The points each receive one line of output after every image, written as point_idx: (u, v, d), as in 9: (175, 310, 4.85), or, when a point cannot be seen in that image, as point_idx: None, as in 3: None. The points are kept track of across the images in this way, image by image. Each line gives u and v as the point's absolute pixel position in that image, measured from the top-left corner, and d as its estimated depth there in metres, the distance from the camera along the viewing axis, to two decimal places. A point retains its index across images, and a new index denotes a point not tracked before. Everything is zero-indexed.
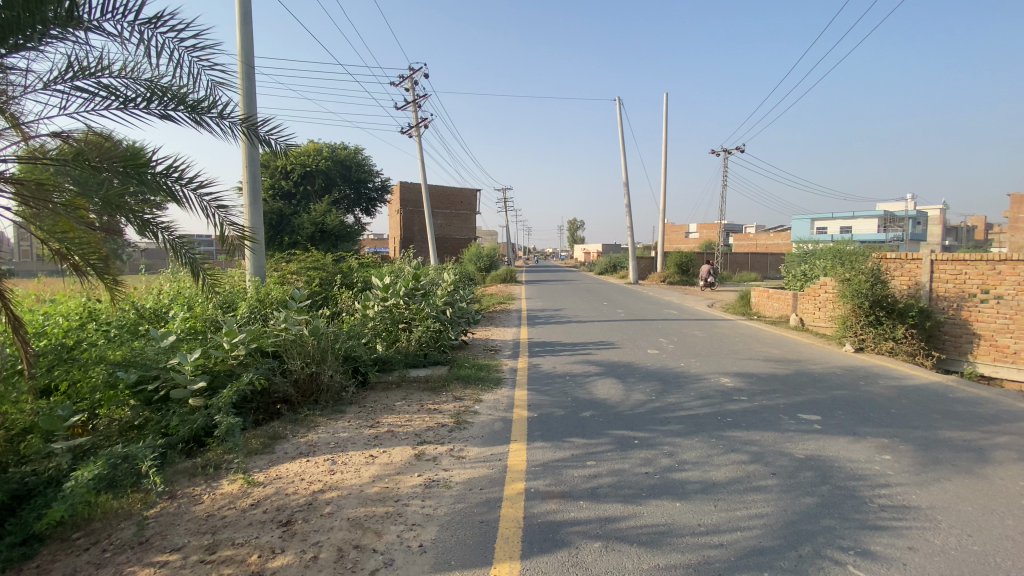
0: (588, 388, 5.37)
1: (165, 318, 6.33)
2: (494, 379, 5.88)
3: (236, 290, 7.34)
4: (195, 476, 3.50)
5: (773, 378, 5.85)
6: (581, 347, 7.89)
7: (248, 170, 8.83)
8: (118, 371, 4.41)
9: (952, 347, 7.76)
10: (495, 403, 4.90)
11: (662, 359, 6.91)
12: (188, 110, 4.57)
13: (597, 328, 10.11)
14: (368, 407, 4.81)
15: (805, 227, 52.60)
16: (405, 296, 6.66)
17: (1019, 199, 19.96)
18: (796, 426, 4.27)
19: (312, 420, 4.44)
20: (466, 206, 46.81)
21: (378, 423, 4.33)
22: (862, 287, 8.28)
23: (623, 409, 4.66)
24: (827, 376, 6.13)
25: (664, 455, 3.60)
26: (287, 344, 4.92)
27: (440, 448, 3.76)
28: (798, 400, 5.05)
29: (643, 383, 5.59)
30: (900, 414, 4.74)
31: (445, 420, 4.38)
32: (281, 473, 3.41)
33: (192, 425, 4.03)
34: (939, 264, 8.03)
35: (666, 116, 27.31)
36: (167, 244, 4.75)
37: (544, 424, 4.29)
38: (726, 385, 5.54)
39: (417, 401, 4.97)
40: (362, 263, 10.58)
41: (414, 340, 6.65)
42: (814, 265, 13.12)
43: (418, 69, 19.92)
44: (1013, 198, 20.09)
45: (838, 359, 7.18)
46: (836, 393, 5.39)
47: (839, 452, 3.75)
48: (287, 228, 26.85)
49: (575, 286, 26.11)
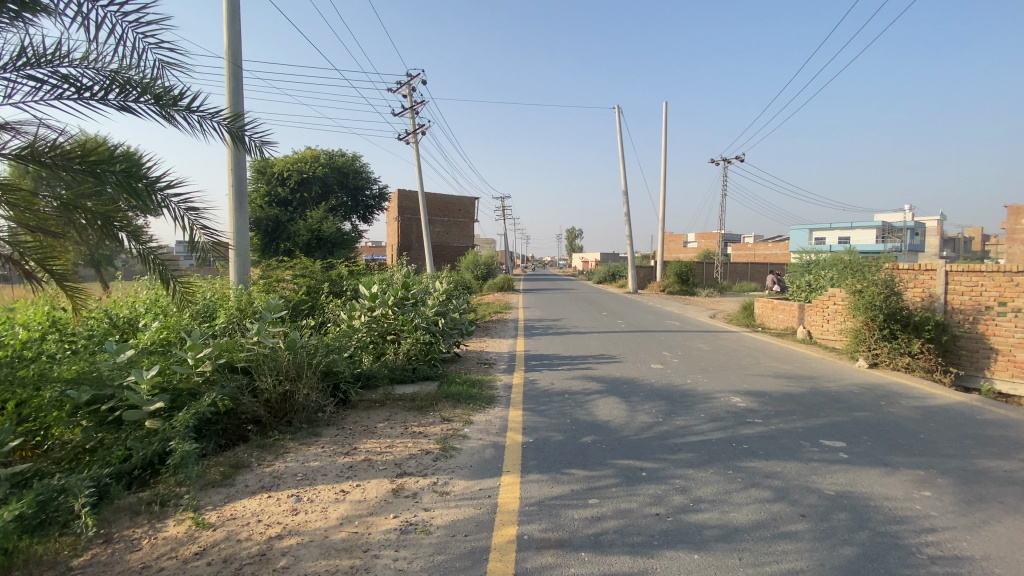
0: (588, 408, 4.93)
1: (135, 328, 5.85)
2: (486, 397, 5.43)
3: (217, 298, 6.94)
4: (137, 515, 3.08)
5: (786, 398, 5.43)
6: (580, 361, 7.46)
7: (233, 172, 8.40)
8: (69, 390, 3.92)
9: (968, 363, 7.34)
10: (486, 426, 4.45)
11: (667, 375, 6.47)
12: (152, 101, 4.18)
13: (597, 339, 9.69)
14: (346, 430, 4.37)
15: (803, 237, 52.45)
16: (394, 306, 6.27)
17: (1018, 210, 19.44)
18: (819, 455, 3.84)
19: (281, 445, 4.00)
20: (465, 214, 46.64)
21: (355, 449, 3.89)
22: (876, 298, 7.84)
23: (627, 434, 4.22)
24: (845, 394, 5.70)
25: (676, 492, 3.16)
26: (259, 359, 4.50)
27: (421, 482, 3.31)
28: (817, 423, 4.62)
29: (648, 402, 5.15)
30: (931, 441, 4.32)
31: (430, 446, 3.93)
32: (236, 513, 2.96)
33: (143, 453, 3.61)
34: (955, 275, 7.65)
35: (665, 123, 27.09)
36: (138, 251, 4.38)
37: (540, 453, 3.84)
38: (738, 405, 5.10)
39: (401, 423, 4.52)
40: (352, 271, 10.17)
41: (402, 353, 6.22)
42: (819, 275, 12.76)
43: (416, 76, 19.76)
44: (1011, 210, 19.77)
45: (852, 376, 6.76)
46: (857, 415, 4.96)
47: (873, 488, 3.31)
48: (282, 235, 26.48)
49: (575, 295, 25.71)
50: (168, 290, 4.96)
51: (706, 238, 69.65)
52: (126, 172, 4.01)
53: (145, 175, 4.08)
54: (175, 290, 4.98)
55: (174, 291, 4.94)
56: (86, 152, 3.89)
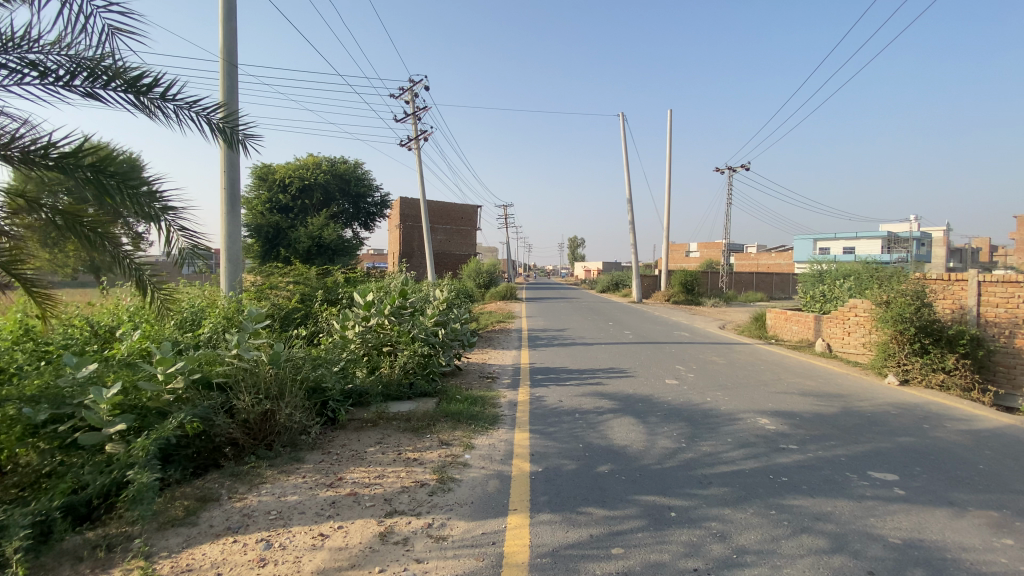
0: (602, 431, 4.45)
1: (113, 338, 5.36)
2: (489, 416, 4.95)
3: (202, 307, 6.48)
4: (79, 562, 2.61)
5: (819, 420, 4.94)
6: (589, 375, 6.98)
7: (226, 174, 7.97)
8: (21, 408, 3.44)
9: (1005, 380, 6.88)
10: (490, 451, 3.97)
11: (685, 391, 5.99)
12: (124, 88, 3.76)
13: (605, 351, 9.22)
14: (332, 455, 3.90)
15: (807, 247, 52.12)
16: (390, 316, 5.90)
17: None
18: (870, 491, 3.37)
19: (257, 473, 3.53)
20: (467, 222, 46.45)
21: (340, 480, 3.41)
22: (906, 311, 7.29)
23: (648, 463, 3.74)
24: (882, 416, 5.21)
25: (714, 539, 2.68)
26: (237, 374, 4.06)
27: (414, 523, 2.83)
28: (860, 451, 4.13)
29: (667, 424, 4.66)
30: (992, 472, 3.84)
31: (425, 476, 3.45)
32: (193, 563, 2.49)
33: (98, 482, 3.14)
34: (988, 286, 7.18)
35: (669, 130, 26.76)
36: (110, 252, 4.02)
37: (552, 486, 3.36)
38: (768, 428, 4.61)
39: (393, 447, 4.04)
40: (350, 278, 9.76)
41: (398, 367, 5.66)
42: (835, 285, 12.28)
43: (419, 81, 19.58)
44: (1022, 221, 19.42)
45: (884, 394, 6.27)
46: (902, 440, 4.47)
47: (945, 536, 2.83)
48: (283, 241, 26.25)
49: (578, 304, 25.30)
50: (145, 297, 4.52)
51: (709, 248, 69.45)
52: (93, 167, 3.65)
53: (114, 170, 3.70)
54: (154, 298, 4.56)
55: (152, 299, 4.51)
56: (48, 144, 3.53)
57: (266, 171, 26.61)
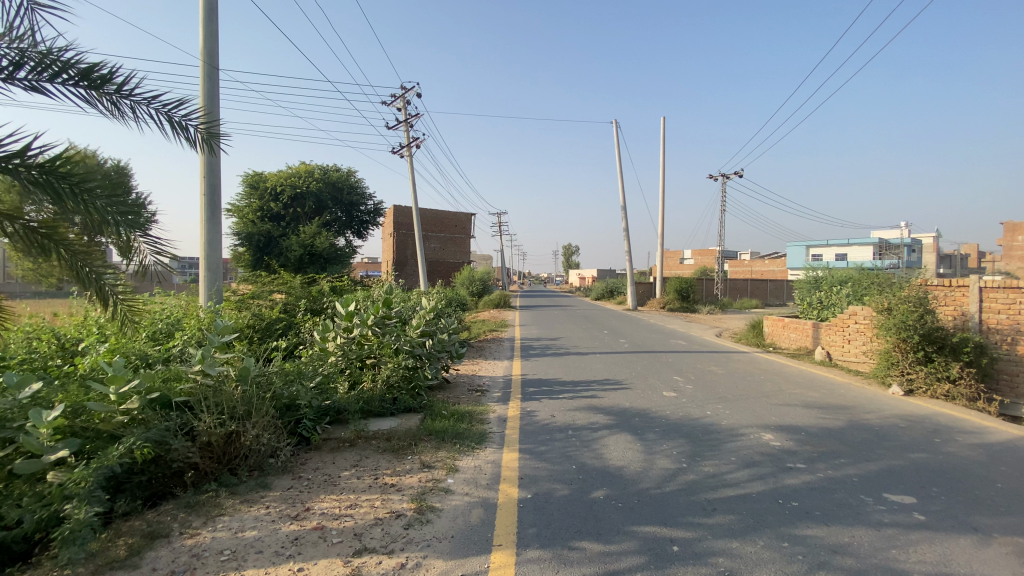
0: (597, 450, 4.14)
1: (75, 351, 4.97)
2: (477, 434, 4.64)
3: (175, 319, 6.14)
4: None
5: (826, 435, 4.67)
6: (583, 387, 6.69)
7: (205, 180, 7.62)
8: None
9: (1008, 389, 6.67)
10: (475, 475, 3.66)
11: (683, 405, 5.70)
12: (74, 81, 3.53)
13: (600, 361, 8.93)
14: (303, 481, 3.58)
15: (800, 255, 52.25)
16: (374, 327, 5.55)
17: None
18: (889, 517, 3.08)
19: (215, 505, 3.20)
20: (461, 230, 46.24)
21: (307, 511, 3.09)
22: (910, 318, 7.03)
23: (647, 487, 3.43)
24: (890, 430, 4.95)
25: None
26: (200, 394, 3.73)
27: (385, 563, 2.51)
28: (872, 470, 3.86)
29: (666, 442, 4.36)
30: (1013, 491, 3.57)
31: (402, 506, 3.14)
32: None
33: (31, 518, 2.80)
34: (990, 292, 6.97)
35: (660, 136, 26.72)
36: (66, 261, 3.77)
37: (542, 515, 3.05)
38: (773, 445, 4.32)
39: (370, 471, 3.72)
40: (336, 287, 9.44)
41: (381, 381, 5.32)
42: (832, 292, 12.05)
43: (410, 88, 19.43)
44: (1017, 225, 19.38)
45: (890, 405, 6.01)
46: (914, 457, 4.20)
47: (975, 570, 2.55)
48: (274, 250, 25.92)
49: (573, 312, 25.09)
50: (105, 308, 4.23)
51: (703, 255, 69.53)
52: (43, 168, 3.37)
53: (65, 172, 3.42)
54: (117, 310, 4.28)
55: (114, 312, 4.19)
56: None
57: (256, 179, 26.30)
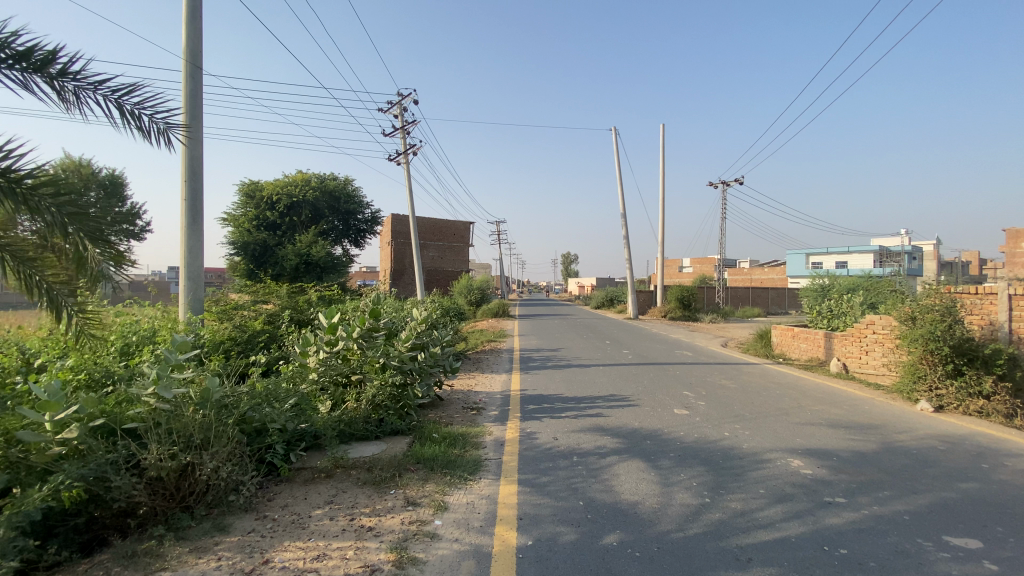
0: (606, 482, 3.64)
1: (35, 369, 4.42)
2: (471, 462, 4.13)
3: (144, 331, 5.63)
4: None
5: (860, 461, 4.19)
6: (587, 404, 6.20)
7: (187, 184, 7.16)
8: None
9: None
10: (467, 515, 3.15)
11: (698, 425, 5.22)
12: (9, 62, 3.07)
13: (604, 374, 8.44)
14: (267, 524, 3.06)
15: (800, 262, 51.94)
16: (359, 340, 5.07)
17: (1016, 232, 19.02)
18: (958, 569, 2.61)
19: (158, 557, 2.68)
20: (460, 240, 46.07)
21: (264, 566, 2.58)
22: (938, 328, 6.56)
23: (667, 530, 2.93)
24: (930, 454, 4.48)
25: None
26: (152, 420, 3.21)
27: None
28: (923, 505, 3.37)
29: (684, 470, 3.87)
30: None
31: (378, 558, 2.62)
32: None
33: None
34: (1021, 300, 6.62)
35: (661, 141, 26.40)
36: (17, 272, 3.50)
37: (545, 569, 2.55)
38: (804, 474, 3.83)
39: (346, 510, 3.22)
40: (326, 297, 8.98)
41: (365, 400, 4.90)
42: (841, 299, 11.62)
43: (409, 94, 18.05)
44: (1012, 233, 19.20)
45: (922, 424, 5.55)
46: (964, 487, 3.73)
47: None
48: (270, 259, 25.50)
49: (573, 321, 24.64)
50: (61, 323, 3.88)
51: (703, 263, 69.27)
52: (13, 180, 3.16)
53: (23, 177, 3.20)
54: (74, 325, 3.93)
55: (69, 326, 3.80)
56: None
57: (253, 188, 25.96)
